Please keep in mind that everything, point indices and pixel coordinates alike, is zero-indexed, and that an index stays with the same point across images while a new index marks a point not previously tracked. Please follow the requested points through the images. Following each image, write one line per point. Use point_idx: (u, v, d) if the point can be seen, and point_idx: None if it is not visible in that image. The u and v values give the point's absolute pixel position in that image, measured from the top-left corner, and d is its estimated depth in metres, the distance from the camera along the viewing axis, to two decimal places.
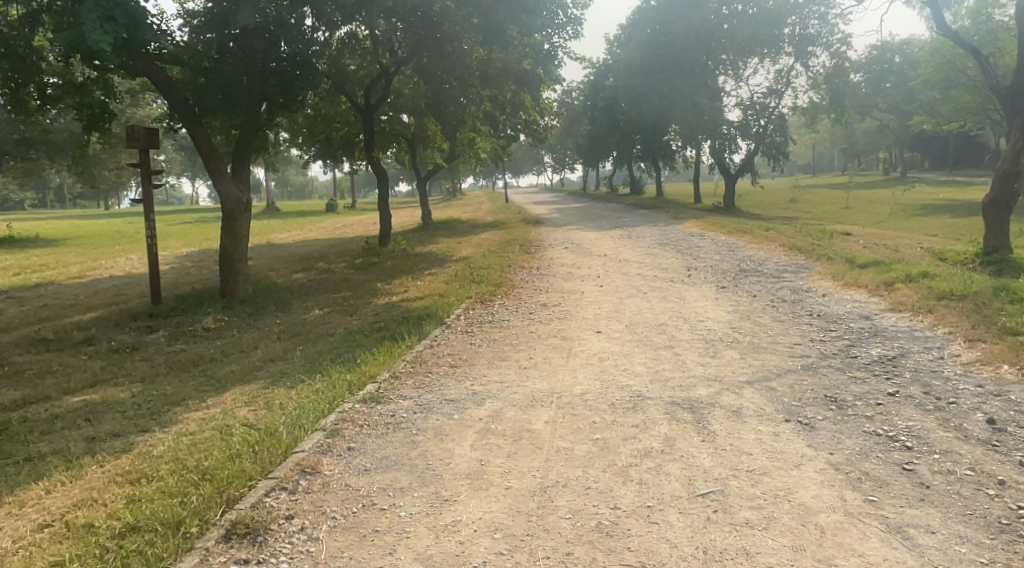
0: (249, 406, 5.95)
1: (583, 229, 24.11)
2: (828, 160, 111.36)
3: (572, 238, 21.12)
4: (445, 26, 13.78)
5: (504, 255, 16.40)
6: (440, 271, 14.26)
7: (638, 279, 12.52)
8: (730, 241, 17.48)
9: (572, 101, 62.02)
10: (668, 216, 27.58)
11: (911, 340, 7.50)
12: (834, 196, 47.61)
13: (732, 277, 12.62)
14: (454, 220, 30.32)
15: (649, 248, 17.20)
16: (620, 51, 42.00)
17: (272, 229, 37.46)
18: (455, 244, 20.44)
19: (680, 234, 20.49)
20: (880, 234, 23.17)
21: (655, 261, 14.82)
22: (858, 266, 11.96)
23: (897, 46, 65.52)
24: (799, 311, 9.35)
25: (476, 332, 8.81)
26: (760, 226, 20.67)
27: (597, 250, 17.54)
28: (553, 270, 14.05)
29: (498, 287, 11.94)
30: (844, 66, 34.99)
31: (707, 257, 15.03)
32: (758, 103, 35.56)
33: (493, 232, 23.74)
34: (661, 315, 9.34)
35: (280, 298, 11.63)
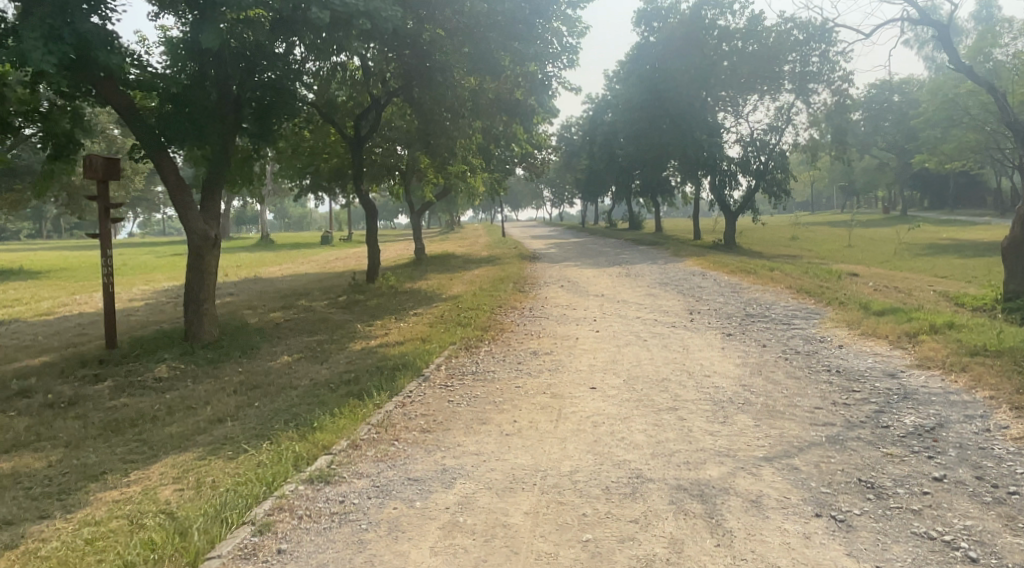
0: (174, 486, 5.10)
1: (580, 266, 23.30)
2: (827, 198, 111.41)
3: (569, 275, 20.31)
4: (435, 55, 13.07)
5: (495, 294, 15.54)
6: (426, 312, 13.36)
7: (638, 324, 11.60)
8: (733, 282, 16.64)
9: (570, 136, 61.78)
10: (669, 253, 26.79)
11: (950, 408, 6.58)
12: (836, 234, 46.95)
13: (739, 323, 11.72)
14: (448, 255, 29.49)
15: (649, 288, 16.36)
16: (619, 87, 41.69)
17: (262, 262, 36.66)
18: (446, 281, 19.60)
19: (681, 272, 19.68)
20: (888, 275, 22.34)
21: (655, 304, 13.93)
22: (874, 314, 11.09)
23: (896, 85, 65.86)
24: (816, 366, 8.44)
25: (456, 387, 7.88)
26: (764, 266, 19.83)
27: (593, 289, 16.68)
28: (547, 312, 13.15)
29: (486, 331, 11.03)
30: (845, 103, 34.52)
31: (711, 300, 14.15)
32: (758, 140, 34.97)
33: (487, 268, 22.92)
34: (662, 368, 8.43)
35: (248, 342, 10.72)
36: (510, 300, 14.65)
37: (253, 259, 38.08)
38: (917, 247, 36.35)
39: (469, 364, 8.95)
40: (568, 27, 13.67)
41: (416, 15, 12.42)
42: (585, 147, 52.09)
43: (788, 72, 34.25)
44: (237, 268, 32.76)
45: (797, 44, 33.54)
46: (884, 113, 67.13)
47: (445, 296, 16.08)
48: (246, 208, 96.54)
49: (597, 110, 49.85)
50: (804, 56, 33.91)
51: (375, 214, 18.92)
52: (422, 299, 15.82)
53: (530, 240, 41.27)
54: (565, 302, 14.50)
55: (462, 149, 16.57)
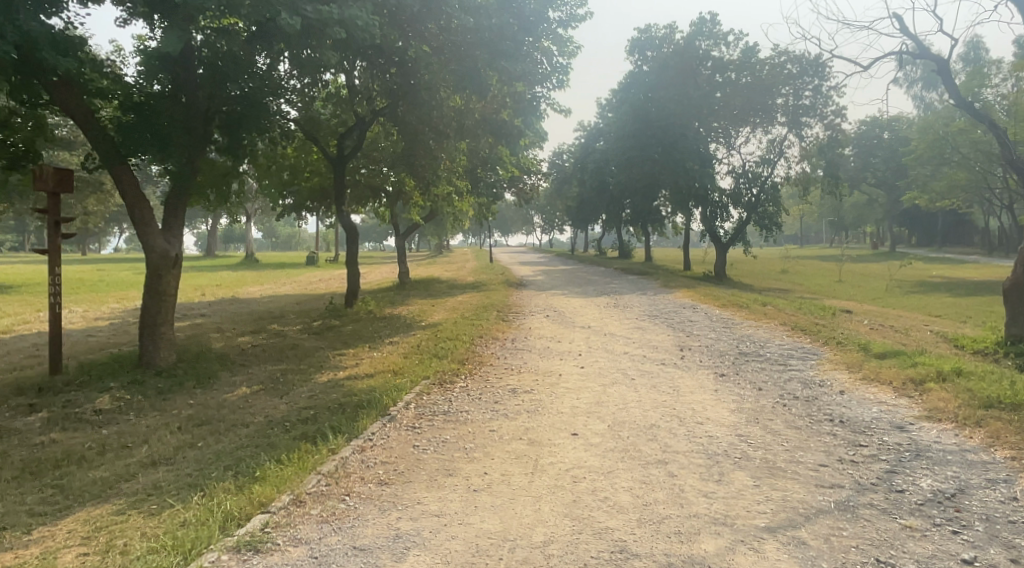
0: (81, 547, 4.41)
1: (567, 295, 22.71)
2: (816, 232, 112.15)
3: (555, 304, 19.68)
4: (420, 72, 12.51)
5: (477, 323, 14.87)
6: (404, 341, 12.67)
7: (626, 360, 10.93)
8: (725, 317, 16.07)
9: (561, 163, 61.58)
10: (658, 283, 26.31)
11: (967, 469, 5.96)
12: (826, 269, 46.68)
13: (732, 362, 11.06)
14: (433, 279, 28.84)
15: (637, 320, 15.73)
16: (611, 115, 41.44)
17: (243, 281, 35.84)
18: (429, 307, 18.93)
19: (671, 305, 19.10)
20: (881, 313, 21.86)
21: (644, 338, 13.29)
22: (875, 356, 10.47)
23: (885, 122, 66.83)
24: (817, 415, 7.78)
25: (425, 428, 7.16)
26: (756, 300, 19.29)
27: (580, 320, 16.04)
28: (530, 344, 12.49)
29: (464, 364, 10.34)
30: (838, 138, 34.28)
31: (702, 335, 13.53)
32: (750, 172, 34.62)
33: (472, 294, 22.28)
34: (650, 412, 7.77)
35: (207, 370, 10.00)
36: (493, 330, 14.00)
37: (235, 279, 37.28)
38: (907, 284, 35.99)
39: (442, 401, 8.26)
40: (558, 47, 13.19)
41: (401, 31, 11.89)
42: (576, 175, 51.80)
43: (781, 105, 34.05)
44: (217, 287, 31.94)
45: (790, 77, 33.38)
46: (873, 149, 67.76)
47: (425, 324, 15.41)
48: (233, 226, 95.66)
49: (589, 138, 49.62)
50: (797, 90, 33.73)
51: (356, 236, 18.26)
52: (401, 325, 15.13)
53: (518, 266, 40.67)
54: (551, 334, 13.84)
55: (448, 171, 16.01)
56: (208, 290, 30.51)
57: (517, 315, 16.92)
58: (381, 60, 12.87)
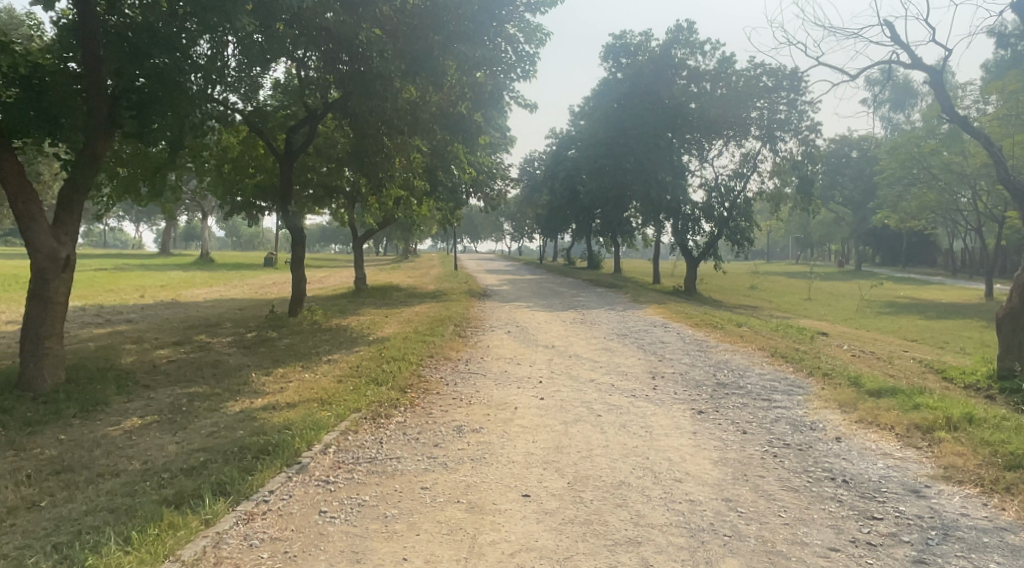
0: None
1: (532, 308, 21.43)
2: (783, 248, 112.92)
3: (518, 318, 18.38)
4: (370, 59, 11.16)
5: (429, 339, 13.50)
6: (343, 358, 11.25)
7: (590, 390, 9.65)
8: (698, 339, 14.92)
9: (533, 171, 60.50)
10: (627, 297, 25.17)
11: (1013, 560, 4.76)
12: (795, 286, 46.10)
13: (709, 394, 9.83)
14: (391, 286, 27.35)
15: (604, 340, 14.49)
16: (583, 123, 40.39)
17: (192, 282, 33.97)
18: (380, 319, 17.50)
19: (641, 322, 17.95)
20: (857, 336, 20.94)
21: (612, 362, 12.02)
22: (870, 394, 9.32)
23: (854, 142, 67.22)
24: (816, 471, 6.55)
25: (340, 485, 5.78)
26: (729, 319, 18.20)
27: (543, 338, 14.77)
28: (487, 367, 11.16)
29: (406, 391, 8.97)
30: (813, 154, 33.50)
31: (676, 360, 12.30)
32: (722, 185, 33.72)
33: (430, 304, 20.88)
34: (618, 463, 6.49)
35: (97, 394, 8.58)
36: (446, 348, 12.64)
37: (184, 279, 35.38)
38: (877, 305, 35.43)
39: (371, 441, 6.89)
40: (525, 34, 12.01)
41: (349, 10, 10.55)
42: (546, 182, 50.73)
43: (755, 119, 33.20)
44: (161, 288, 30.08)
45: (766, 91, 32.55)
46: (842, 167, 68.05)
47: (374, 337, 14.02)
48: (195, 223, 93.09)
49: (560, 145, 48.56)
50: (772, 104, 32.86)
51: (302, 242, 16.83)
52: (346, 339, 13.68)
53: (482, 275, 39.44)
54: (511, 355, 12.51)
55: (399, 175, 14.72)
56: (151, 291, 28.65)
57: (474, 330, 15.58)
58: (329, 45, 11.53)
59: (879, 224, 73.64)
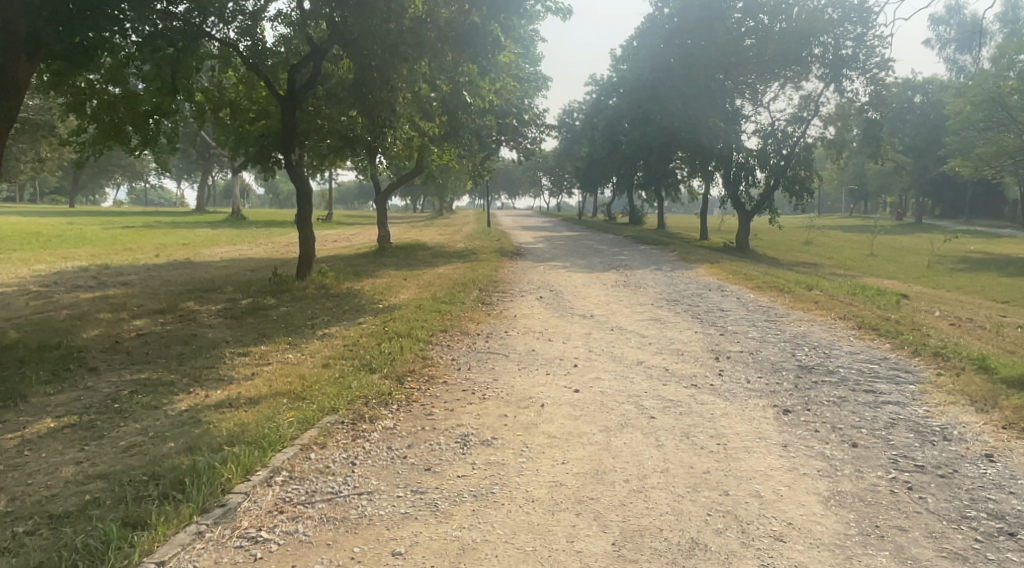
0: None
1: (569, 268, 19.37)
2: (835, 201, 107.97)
3: (554, 280, 16.35)
4: None
5: (447, 307, 11.59)
6: (340, 334, 9.40)
7: (638, 378, 7.62)
8: (763, 306, 12.73)
9: (572, 122, 57.72)
10: (675, 255, 22.88)
11: None
12: (855, 241, 42.95)
13: (792, 382, 7.72)
14: (418, 245, 25.52)
15: (653, 308, 12.41)
16: (625, 67, 37.54)
17: (215, 241, 32.63)
18: (399, 282, 15.66)
19: (693, 285, 15.77)
20: (941, 298, 18.39)
21: (663, 337, 9.94)
22: (1012, 387, 7.10)
23: (918, 85, 62.58)
24: (981, 519, 4.47)
25: (276, 545, 3.93)
26: (795, 281, 15.96)
27: (581, 305, 12.72)
28: (513, 345, 9.23)
29: (404, 382, 7.07)
30: (883, 94, 30.23)
31: (740, 334, 10.18)
32: (779, 131, 30.77)
33: (457, 264, 18.94)
34: (686, 505, 4.49)
35: (18, 384, 6.88)
36: (463, 318, 10.72)
37: (207, 237, 34.05)
38: (949, 261, 32.46)
39: (338, 464, 5.01)
40: None
41: None
42: (586, 133, 48.05)
43: (818, 56, 30.01)
44: (180, 247, 28.71)
45: (830, 25, 29.30)
46: (904, 113, 63.54)
47: (385, 306, 12.13)
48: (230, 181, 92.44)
49: (601, 93, 45.66)
50: (837, 39, 29.62)
51: (308, 195, 14.93)
52: (352, 308, 11.82)
53: (518, 231, 37.33)
54: (542, 327, 10.53)
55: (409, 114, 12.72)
56: (169, 251, 27.28)
57: (502, 295, 13.60)
58: None
59: (942, 173, 69.31)
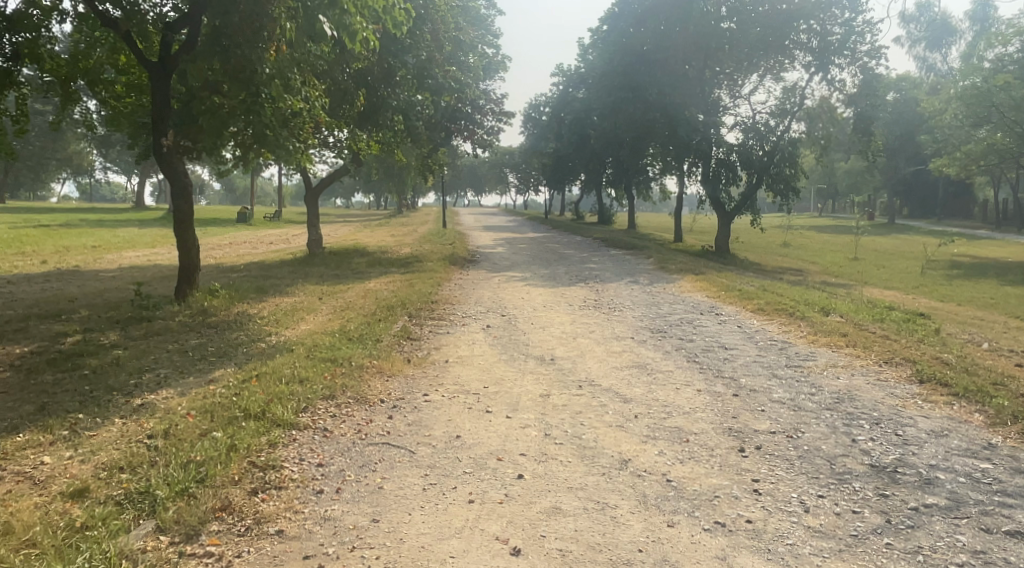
0: None
1: (529, 280, 16.27)
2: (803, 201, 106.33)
3: (508, 299, 13.24)
4: None
5: (349, 349, 8.35)
6: (164, 409, 6.13)
7: (622, 508, 4.48)
8: (775, 340, 9.72)
9: (538, 116, 54.60)
10: (652, 263, 19.86)
11: None
12: (836, 243, 40.44)
13: (878, 509, 4.64)
14: (357, 249, 22.19)
15: (633, 346, 9.34)
16: (593, 55, 34.53)
17: (134, 242, 28.84)
18: (310, 303, 12.36)
19: (679, 305, 12.78)
20: (965, 317, 15.56)
21: (653, 402, 6.83)
22: None
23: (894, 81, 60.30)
24: None
25: None
26: (804, 301, 13.00)
27: (538, 340, 9.55)
28: (427, 422, 6.01)
29: (193, 543, 3.87)
30: (874, 85, 27.53)
31: (761, 396, 7.11)
32: (762, 125, 27.98)
33: (394, 276, 15.67)
34: None
35: None
36: (366, 369, 7.51)
37: (127, 239, 30.20)
38: (940, 265, 30.08)
39: None
40: None
41: None
42: (553, 126, 45.00)
43: (803, 43, 27.35)
44: (85, 251, 24.93)
45: (817, 7, 26.53)
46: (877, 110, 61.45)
47: (268, 345, 8.84)
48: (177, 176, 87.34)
49: (567, 84, 42.56)
50: (823, 24, 26.90)
51: (186, 191, 11.57)
52: (218, 350, 8.51)
53: (477, 232, 34.13)
54: (479, 383, 7.35)
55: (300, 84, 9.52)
56: (69, 256, 23.50)
57: (436, 325, 10.41)
58: None
59: (915, 171, 67.52)
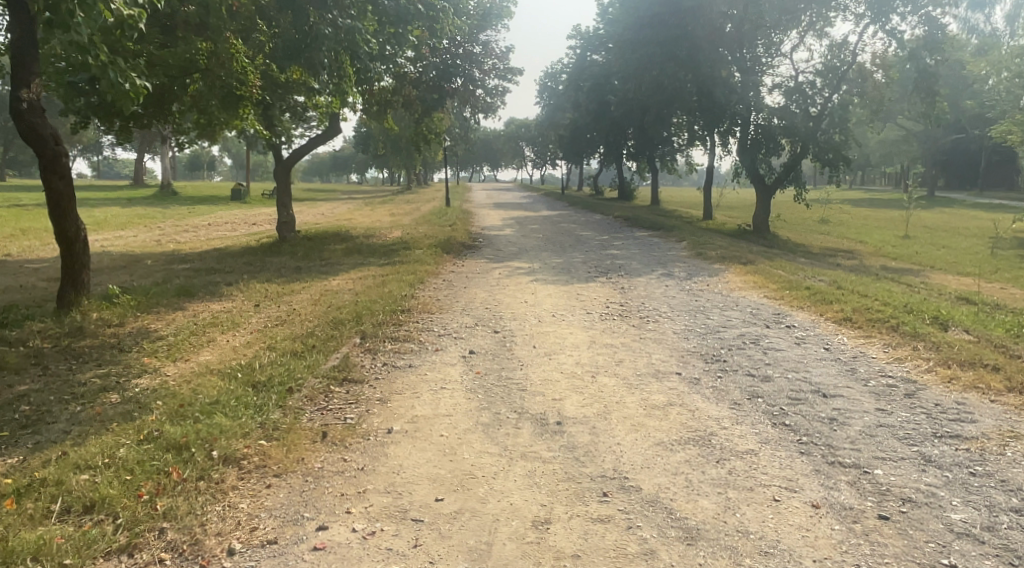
0: None
1: (537, 273, 13.15)
2: None
3: (507, 304, 10.14)
4: None
5: (237, 411, 5.19)
6: None
7: None
8: (890, 383, 6.53)
9: (554, 85, 50.91)
10: (685, 249, 16.59)
11: None
12: (882, 219, 36.71)
13: None
14: (341, 232, 19.14)
15: (685, 392, 6.19)
16: (614, 11, 30.85)
17: (105, 224, 25.98)
18: (243, 311, 9.26)
19: (733, 313, 9.61)
20: None
21: (743, 542, 3.75)
22: None
23: None
24: None
25: None
26: (901, 305, 9.73)
27: (540, 382, 6.41)
28: None
29: None
30: (939, 37, 23.72)
31: (931, 522, 4.00)
32: (808, 85, 24.36)
33: (369, 270, 12.62)
34: None
35: None
36: (234, 462, 4.35)
37: (100, 219, 27.22)
38: (1008, 243, 26.66)
39: None
40: None
41: None
42: (569, 93, 41.35)
43: None
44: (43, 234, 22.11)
45: None
46: None
47: (123, 398, 5.70)
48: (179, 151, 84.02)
49: (583, 48, 38.95)
50: None
51: (58, 160, 8.18)
52: (29, 413, 5.37)
53: (485, 210, 31.06)
54: (428, 492, 4.22)
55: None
56: (17, 240, 20.55)
57: (394, 353, 7.29)
58: None
59: (955, 139, 63.39)
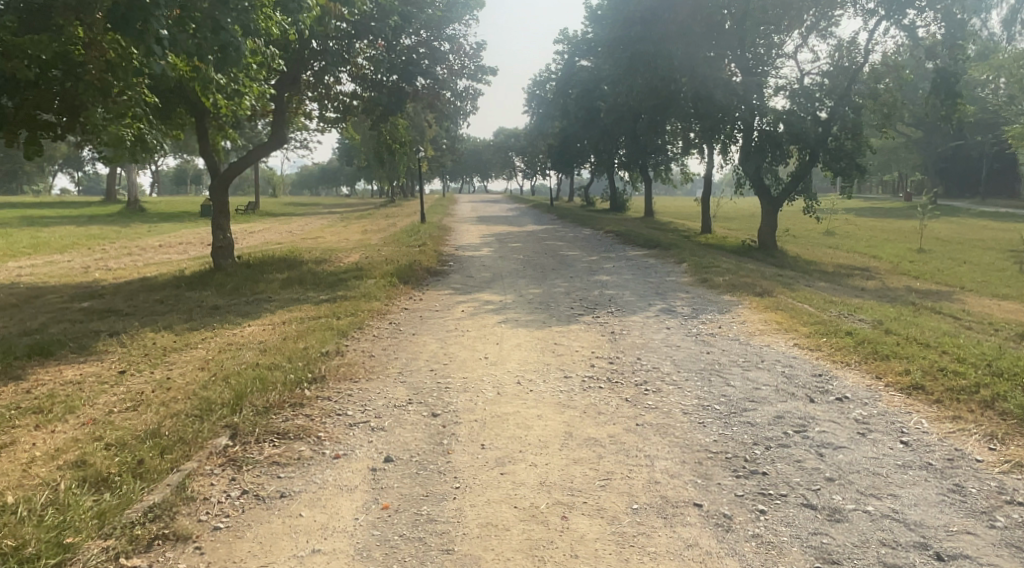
0: None
1: (507, 310, 10.80)
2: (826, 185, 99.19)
3: (460, 359, 7.79)
4: None
5: None
6: None
7: None
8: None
9: (542, 93, 48.84)
10: (685, 273, 14.27)
11: None
12: (891, 230, 34.56)
13: None
14: (293, 255, 16.81)
15: (714, 557, 3.82)
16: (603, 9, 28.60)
17: (43, 246, 23.39)
18: (97, 383, 6.79)
19: (757, 373, 7.26)
20: None
21: None
22: None
23: None
24: None
25: None
26: (979, 359, 7.38)
27: (478, 530, 4.04)
28: None
29: None
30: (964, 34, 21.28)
31: None
32: (818, 86, 21.97)
33: (300, 310, 10.30)
34: None
35: None
36: None
37: (41, 240, 24.71)
38: None
39: None
40: None
41: None
42: (558, 101, 39.19)
43: None
44: None
45: None
46: None
47: None
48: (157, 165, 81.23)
49: (572, 53, 36.73)
50: None
51: None
52: None
53: (466, 225, 28.73)
54: None
55: None
56: None
57: (273, 464, 4.89)
58: None
59: (955, 146, 61.67)
